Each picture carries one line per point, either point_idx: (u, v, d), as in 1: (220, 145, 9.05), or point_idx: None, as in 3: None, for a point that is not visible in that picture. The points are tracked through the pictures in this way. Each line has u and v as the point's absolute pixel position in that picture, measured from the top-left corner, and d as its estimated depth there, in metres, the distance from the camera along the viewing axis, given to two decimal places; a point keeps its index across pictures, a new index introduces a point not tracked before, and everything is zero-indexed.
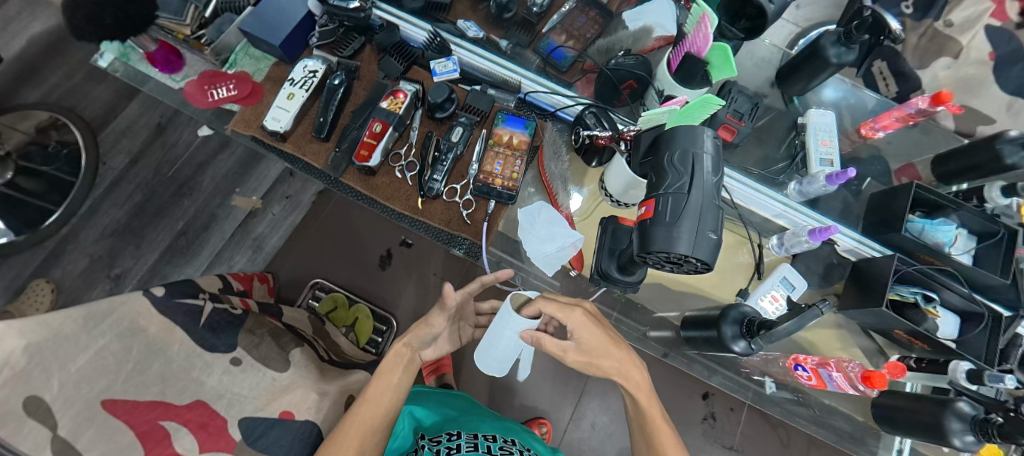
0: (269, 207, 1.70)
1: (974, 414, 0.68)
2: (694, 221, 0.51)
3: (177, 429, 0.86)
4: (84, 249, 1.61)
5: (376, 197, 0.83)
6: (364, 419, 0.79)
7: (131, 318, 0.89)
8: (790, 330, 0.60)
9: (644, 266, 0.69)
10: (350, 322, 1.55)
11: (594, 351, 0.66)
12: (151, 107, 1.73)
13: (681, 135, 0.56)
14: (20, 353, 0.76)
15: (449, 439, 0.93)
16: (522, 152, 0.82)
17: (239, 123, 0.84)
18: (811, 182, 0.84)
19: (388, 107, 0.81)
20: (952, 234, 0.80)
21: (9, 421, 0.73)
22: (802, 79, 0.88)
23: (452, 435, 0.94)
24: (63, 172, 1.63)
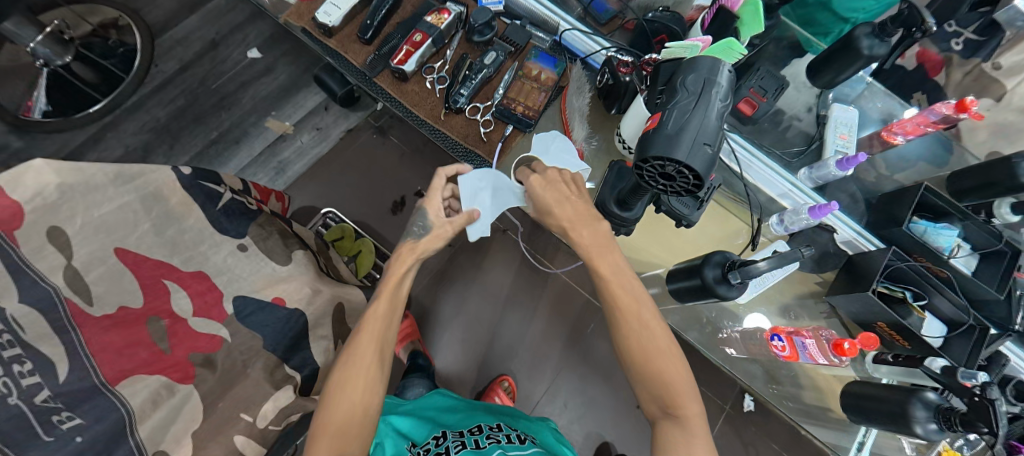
0: (299, 135, 1.73)
1: (938, 403, 0.69)
2: (694, 133, 0.55)
3: (177, 290, 0.93)
4: (121, 140, 1.67)
5: (403, 101, 0.89)
6: (373, 342, 0.71)
7: (158, 186, 0.93)
8: (764, 269, 0.63)
9: (641, 197, 0.72)
10: (353, 254, 1.53)
11: (546, 206, 0.71)
12: (210, 22, 1.81)
13: (699, 63, 0.59)
14: (53, 189, 0.84)
15: (436, 443, 0.92)
16: (548, 87, 0.87)
17: (293, 15, 0.91)
18: (823, 168, 0.87)
19: (432, 21, 0.87)
20: (953, 239, 0.81)
21: (34, 241, 0.83)
22: (832, 70, 0.90)
23: (438, 438, 0.93)
24: (117, 68, 1.70)
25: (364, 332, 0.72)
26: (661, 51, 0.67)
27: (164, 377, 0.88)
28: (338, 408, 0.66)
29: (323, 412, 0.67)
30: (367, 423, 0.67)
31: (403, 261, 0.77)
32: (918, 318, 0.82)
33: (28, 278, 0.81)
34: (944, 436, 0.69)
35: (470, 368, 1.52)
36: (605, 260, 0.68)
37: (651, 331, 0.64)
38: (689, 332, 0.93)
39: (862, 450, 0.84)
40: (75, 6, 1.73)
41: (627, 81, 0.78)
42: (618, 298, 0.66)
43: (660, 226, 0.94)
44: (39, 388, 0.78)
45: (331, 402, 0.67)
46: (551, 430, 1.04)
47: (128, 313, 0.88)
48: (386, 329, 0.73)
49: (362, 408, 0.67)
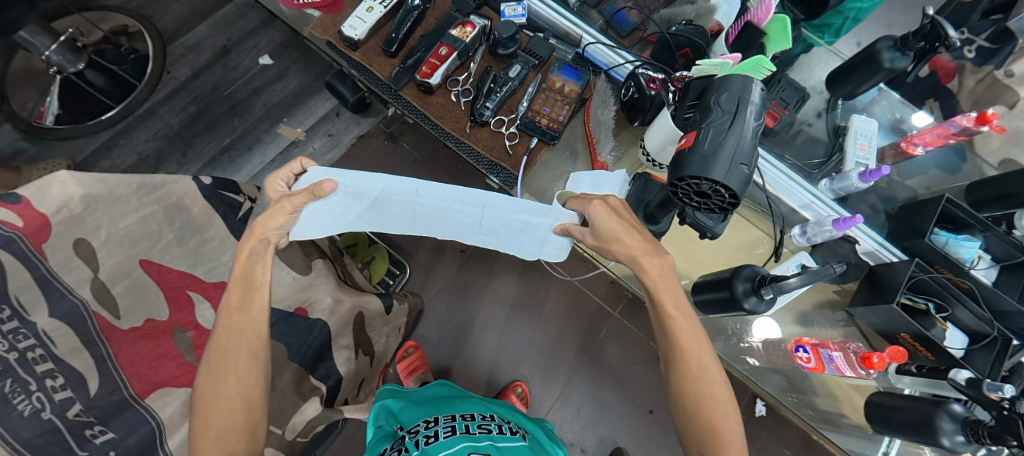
0: (311, 141, 1.74)
1: (964, 415, 0.72)
2: (729, 153, 0.56)
3: (200, 300, 0.93)
4: (134, 147, 1.67)
5: (428, 113, 0.90)
6: (236, 348, 0.68)
7: (179, 197, 0.92)
8: (797, 284, 0.67)
9: (669, 211, 0.74)
10: (367, 260, 1.53)
11: (610, 237, 0.69)
12: (221, 29, 1.81)
13: (732, 81, 0.60)
14: (79, 200, 0.83)
15: (426, 427, 0.95)
16: (571, 100, 0.88)
17: (317, 27, 0.92)
18: (844, 179, 0.88)
19: (456, 34, 0.88)
20: (974, 251, 0.82)
21: (61, 254, 0.83)
22: (852, 82, 0.91)
23: (428, 422, 0.96)
24: (129, 75, 1.70)
25: (221, 338, 0.69)
26: (692, 67, 0.68)
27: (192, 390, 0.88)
28: (216, 417, 0.66)
29: (200, 425, 0.66)
30: (253, 425, 0.67)
31: (251, 248, 0.72)
32: (941, 329, 0.82)
33: (57, 292, 0.82)
34: (969, 447, 0.72)
35: (484, 374, 1.53)
36: (669, 295, 0.68)
37: (711, 373, 0.66)
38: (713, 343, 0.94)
39: None
40: (88, 14, 1.72)
41: (654, 95, 0.79)
42: (682, 335, 0.67)
43: (684, 241, 0.95)
44: (71, 403, 0.80)
45: (205, 415, 0.66)
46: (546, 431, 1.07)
47: (153, 326, 0.89)
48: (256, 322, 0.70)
49: (242, 416, 0.67)
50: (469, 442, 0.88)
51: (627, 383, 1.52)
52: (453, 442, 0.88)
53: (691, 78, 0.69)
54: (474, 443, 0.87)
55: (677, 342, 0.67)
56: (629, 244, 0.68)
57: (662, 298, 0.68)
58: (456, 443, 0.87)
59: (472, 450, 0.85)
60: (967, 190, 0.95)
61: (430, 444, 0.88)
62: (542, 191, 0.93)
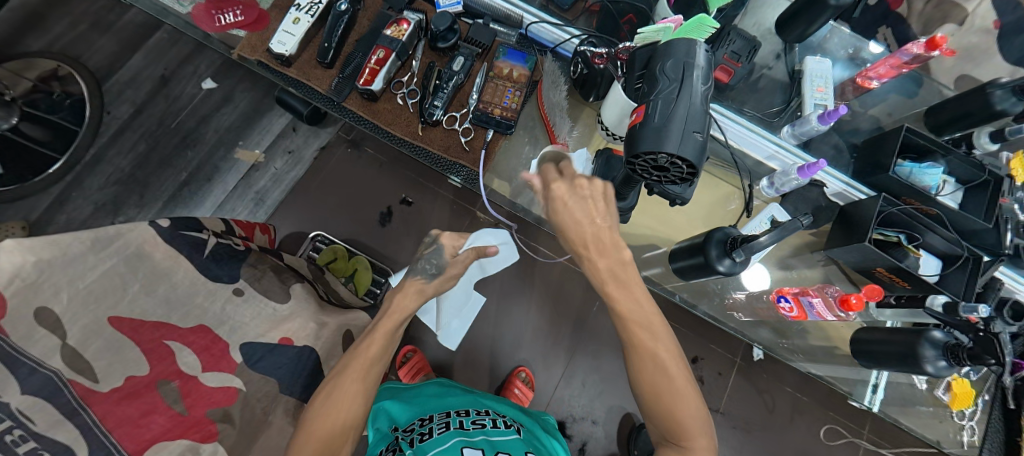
0: (272, 161, 1.67)
1: (945, 340, 0.74)
2: (682, 123, 0.55)
3: (181, 348, 0.90)
4: (88, 197, 1.60)
5: (377, 121, 0.86)
6: (362, 367, 0.76)
7: (138, 244, 0.88)
8: (769, 243, 0.67)
9: (634, 186, 0.72)
10: (349, 274, 1.49)
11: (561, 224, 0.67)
12: (155, 59, 1.72)
13: (676, 47, 0.58)
14: (31, 267, 0.78)
15: (421, 425, 0.98)
16: (521, 84, 0.85)
17: (245, 48, 0.87)
18: (805, 124, 0.88)
19: (392, 34, 0.84)
20: (939, 177, 0.82)
21: (22, 328, 0.78)
22: (801, 24, 0.90)
23: (422, 420, 1.00)
24: (68, 121, 1.61)
25: (359, 357, 0.77)
26: (634, 36, 0.65)
27: (187, 440, 0.87)
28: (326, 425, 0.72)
29: (313, 432, 0.71)
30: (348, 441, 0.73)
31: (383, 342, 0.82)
32: (915, 258, 0.83)
33: (24, 367, 0.78)
34: (951, 371, 0.74)
35: (486, 367, 1.53)
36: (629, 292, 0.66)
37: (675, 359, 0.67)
38: (700, 305, 0.98)
39: (877, 392, 0.95)
40: (9, 64, 1.61)
41: (602, 69, 0.76)
42: (643, 332, 0.67)
43: (656, 209, 0.94)
44: None
45: (320, 424, 0.72)
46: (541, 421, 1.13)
47: (135, 383, 0.85)
48: (389, 343, 0.81)
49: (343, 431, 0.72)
50: (462, 437, 0.91)
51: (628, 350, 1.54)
52: (448, 437, 0.91)
53: (634, 48, 0.67)
54: (467, 438, 0.90)
55: (639, 340, 0.67)
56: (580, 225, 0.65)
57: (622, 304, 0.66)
58: (448, 439, 0.90)
59: (464, 445, 0.87)
60: (928, 114, 0.95)
61: (424, 442, 0.91)
62: (509, 178, 0.92)
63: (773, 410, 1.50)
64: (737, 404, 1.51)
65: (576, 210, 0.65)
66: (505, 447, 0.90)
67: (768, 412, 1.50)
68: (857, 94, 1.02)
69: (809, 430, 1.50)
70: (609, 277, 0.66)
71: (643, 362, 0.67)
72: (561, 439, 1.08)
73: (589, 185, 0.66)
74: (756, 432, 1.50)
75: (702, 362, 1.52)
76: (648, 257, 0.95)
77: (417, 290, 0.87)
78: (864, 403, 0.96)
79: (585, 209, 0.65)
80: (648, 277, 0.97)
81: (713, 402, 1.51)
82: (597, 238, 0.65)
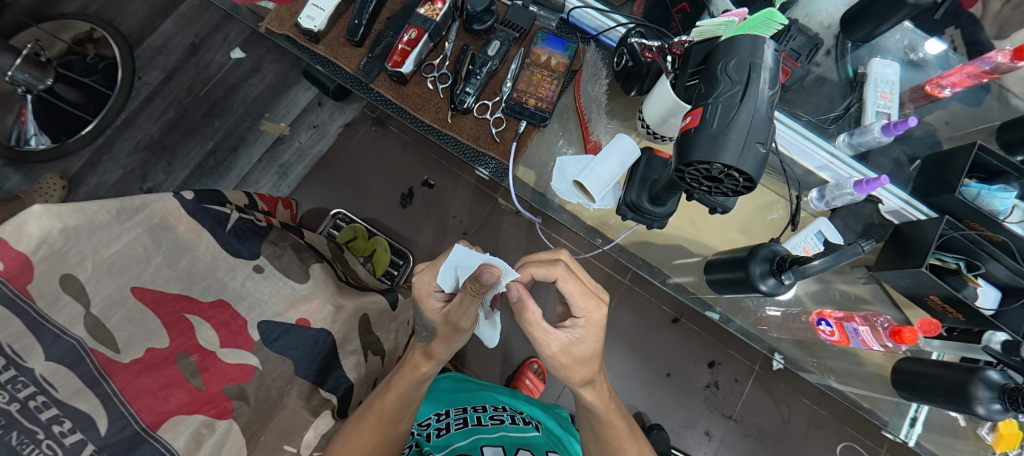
0: (297, 134, 1.66)
1: (1002, 383, 0.68)
2: (743, 131, 0.49)
3: (200, 323, 0.90)
4: (118, 161, 1.62)
5: (405, 105, 0.83)
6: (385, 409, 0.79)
7: (162, 216, 0.87)
8: (820, 268, 0.63)
9: (674, 195, 0.68)
10: (368, 254, 1.49)
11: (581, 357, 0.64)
12: (186, 26, 1.71)
13: (741, 45, 0.52)
14: (58, 233, 0.78)
15: (438, 419, 1.01)
16: (559, 74, 0.80)
17: (274, 22, 0.83)
18: (865, 134, 0.82)
19: (426, 13, 0.79)
20: (1010, 202, 0.75)
21: (48, 293, 0.78)
22: (871, 23, 0.83)
23: (440, 415, 1.02)
24: (101, 85, 1.61)
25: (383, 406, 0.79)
26: (692, 30, 0.61)
27: (203, 415, 0.87)
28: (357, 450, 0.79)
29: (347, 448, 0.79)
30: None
31: (408, 386, 0.77)
32: (974, 288, 0.77)
33: (50, 334, 0.79)
34: (1005, 415, 0.69)
35: (499, 356, 1.51)
36: (615, 410, 0.74)
37: (644, 447, 0.78)
38: (732, 321, 0.93)
39: (915, 426, 0.88)
40: (45, 25, 1.61)
41: (651, 62, 0.71)
42: (624, 439, 0.75)
43: (693, 212, 0.88)
44: (83, 443, 0.79)
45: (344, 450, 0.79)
46: (557, 417, 1.11)
47: (155, 355, 0.86)
48: (409, 393, 0.78)
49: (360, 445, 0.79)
50: (481, 433, 0.94)
51: (646, 349, 1.50)
52: (467, 435, 0.94)
53: (690, 42, 0.62)
54: (486, 435, 0.93)
55: (619, 445, 0.75)
56: (570, 355, 0.64)
57: (612, 420, 0.74)
58: (471, 435, 0.94)
59: (483, 442, 0.91)
60: (999, 131, 0.91)
61: (442, 437, 0.95)
62: (540, 171, 0.88)
63: (788, 421, 1.46)
64: (754, 413, 1.47)
65: (561, 343, 0.63)
66: (525, 445, 0.92)
67: (784, 423, 1.46)
68: (919, 103, 0.94)
69: (825, 445, 1.45)
70: (602, 404, 0.72)
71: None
72: (576, 435, 1.09)
73: (598, 311, 0.64)
74: (769, 442, 1.46)
75: (718, 367, 1.48)
76: (682, 263, 0.92)
77: (424, 354, 0.75)
78: (898, 435, 0.90)
79: (582, 343, 0.64)
80: (677, 284, 0.93)
81: (726, 408, 1.47)
82: (589, 374, 0.67)
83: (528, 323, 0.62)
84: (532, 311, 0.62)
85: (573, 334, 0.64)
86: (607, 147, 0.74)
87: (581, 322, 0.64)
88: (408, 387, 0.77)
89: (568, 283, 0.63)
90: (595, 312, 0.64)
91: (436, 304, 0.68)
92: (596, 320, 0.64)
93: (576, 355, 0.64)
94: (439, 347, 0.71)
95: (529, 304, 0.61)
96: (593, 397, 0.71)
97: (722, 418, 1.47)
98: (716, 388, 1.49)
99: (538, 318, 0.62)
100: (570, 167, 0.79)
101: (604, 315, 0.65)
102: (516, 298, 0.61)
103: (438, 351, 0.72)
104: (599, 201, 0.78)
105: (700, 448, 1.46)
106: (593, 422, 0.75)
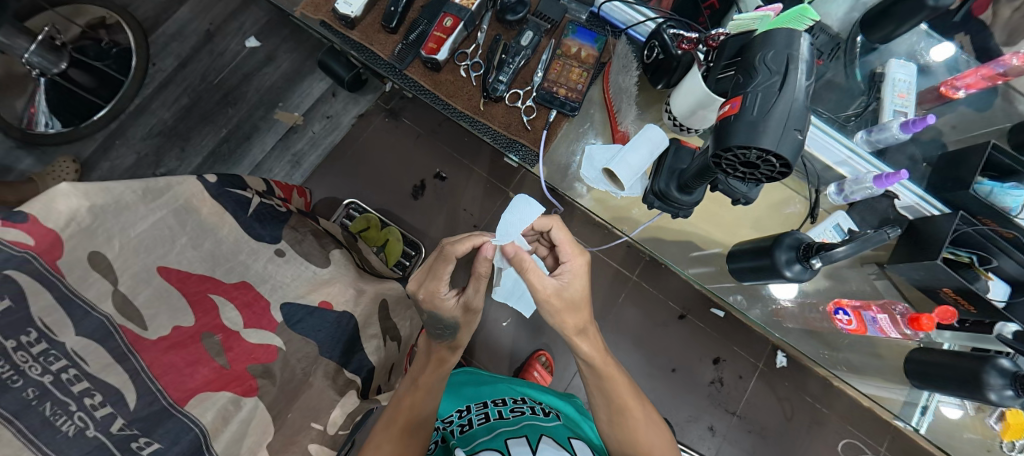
0: (310, 125, 1.67)
1: (1013, 370, 0.71)
2: (782, 119, 0.52)
3: (224, 303, 0.91)
4: (132, 146, 1.63)
5: (438, 92, 0.85)
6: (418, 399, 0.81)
7: (187, 198, 0.89)
8: (848, 254, 0.65)
9: (703, 182, 0.70)
10: (381, 243, 1.50)
11: (574, 301, 0.71)
12: (201, 14, 1.72)
13: (778, 37, 0.55)
14: (85, 211, 0.78)
15: (461, 415, 1.03)
16: (589, 66, 0.83)
17: (309, 7, 0.85)
18: (884, 130, 0.85)
19: (461, 2, 0.81)
20: (1022, 198, 0.78)
21: (77, 269, 0.79)
22: (893, 21, 0.85)
23: (462, 411, 1.04)
24: (113, 70, 1.61)
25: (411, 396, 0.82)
26: (728, 23, 0.63)
27: (229, 393, 0.88)
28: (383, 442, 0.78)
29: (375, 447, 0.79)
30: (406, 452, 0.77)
31: (436, 380, 0.83)
32: (985, 281, 0.80)
33: (79, 309, 0.79)
34: (1017, 402, 0.72)
35: (508, 348, 1.53)
36: (614, 365, 0.78)
37: (650, 412, 0.80)
38: (751, 309, 0.94)
39: (927, 414, 0.88)
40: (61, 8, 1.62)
41: (683, 54, 0.72)
42: (629, 400, 0.78)
43: (715, 205, 0.91)
44: (113, 418, 0.79)
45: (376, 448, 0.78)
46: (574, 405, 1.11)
47: (181, 333, 0.87)
48: (436, 389, 0.82)
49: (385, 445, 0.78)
50: (503, 426, 0.93)
51: (652, 344, 1.53)
52: (488, 430, 0.94)
53: (727, 34, 0.64)
54: (507, 428, 0.92)
55: (626, 406, 0.77)
56: (563, 298, 0.71)
57: (615, 379, 0.77)
58: (492, 429, 0.93)
59: (506, 436, 0.90)
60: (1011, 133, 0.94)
61: (465, 433, 0.96)
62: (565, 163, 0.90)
63: (791, 418, 1.49)
64: (757, 409, 1.50)
65: (554, 288, 0.70)
66: (549, 432, 0.92)
67: (786, 419, 1.48)
68: (933, 104, 0.97)
69: (826, 443, 1.47)
70: (599, 358, 0.77)
71: (630, 423, 0.78)
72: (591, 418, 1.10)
73: (580, 258, 0.73)
74: (771, 438, 1.48)
75: (723, 363, 1.51)
76: (699, 255, 0.94)
77: (448, 349, 0.81)
78: (910, 424, 0.90)
79: (570, 287, 0.71)
80: (694, 276, 0.94)
81: (730, 404, 1.50)
82: (581, 321, 0.73)
83: (523, 270, 0.70)
84: (528, 261, 0.69)
85: (561, 281, 0.71)
86: (635, 140, 0.76)
87: (568, 268, 0.73)
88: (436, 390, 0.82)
89: (558, 230, 0.73)
90: (578, 260, 0.73)
91: (446, 299, 0.77)
92: (579, 267, 0.73)
93: (568, 299, 0.71)
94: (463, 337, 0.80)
95: (524, 255, 0.69)
96: (588, 348, 0.76)
97: (726, 414, 1.50)
98: (720, 383, 1.51)
99: (533, 264, 0.70)
100: (599, 155, 0.81)
101: (586, 263, 0.74)
102: (512, 254, 0.70)
103: (463, 341, 0.80)
104: (628, 189, 0.80)
105: (704, 443, 1.48)
106: (599, 385, 0.78)
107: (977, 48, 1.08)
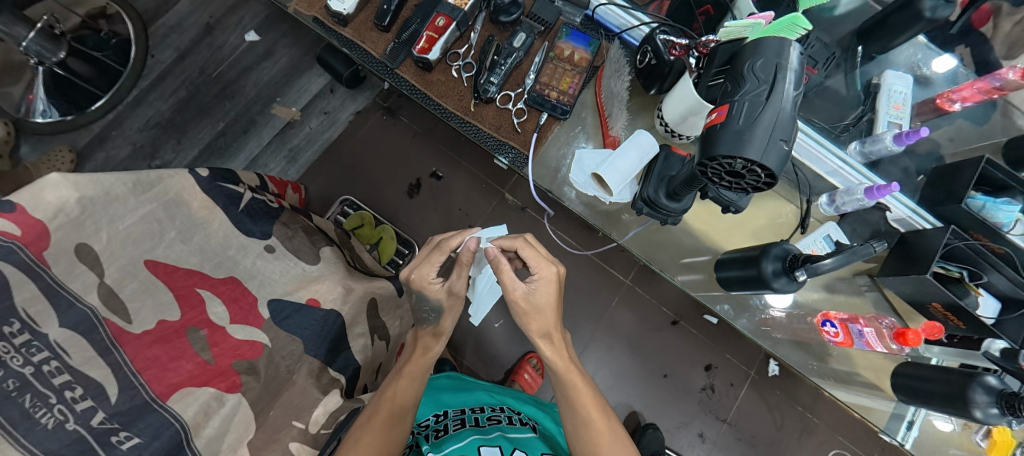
0: (307, 120, 1.67)
1: (1000, 388, 0.70)
2: (768, 129, 0.51)
3: (211, 298, 0.91)
4: (128, 137, 1.62)
5: (429, 92, 0.84)
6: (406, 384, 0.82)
7: (177, 191, 0.89)
8: (831, 267, 0.65)
9: (692, 190, 0.69)
10: (374, 241, 1.50)
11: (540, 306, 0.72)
12: (201, 6, 1.71)
13: (767, 46, 0.54)
14: (74, 203, 0.78)
15: (436, 421, 1.01)
16: (581, 69, 0.82)
17: (302, 2, 0.84)
18: (877, 142, 0.84)
19: (454, 2, 0.81)
20: (1014, 215, 0.77)
21: (63, 260, 0.78)
22: (889, 33, 0.87)
23: (438, 415, 1.03)
24: (113, 60, 1.61)
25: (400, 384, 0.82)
26: (719, 30, 0.62)
27: (213, 388, 0.87)
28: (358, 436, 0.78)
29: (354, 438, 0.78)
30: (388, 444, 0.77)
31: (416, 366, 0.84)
32: (975, 297, 0.79)
33: (64, 301, 0.79)
34: (1002, 420, 0.71)
35: (499, 350, 1.52)
36: (574, 369, 0.77)
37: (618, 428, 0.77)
38: (738, 320, 0.94)
39: (911, 429, 0.88)
40: None
41: (675, 60, 0.72)
42: (590, 408, 0.76)
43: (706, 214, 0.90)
44: (94, 411, 0.79)
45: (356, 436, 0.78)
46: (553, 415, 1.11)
47: (166, 327, 0.87)
48: (421, 376, 0.83)
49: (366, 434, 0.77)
50: (477, 435, 0.92)
51: (644, 349, 1.52)
52: (461, 437, 0.92)
53: (716, 41, 0.64)
54: (483, 436, 0.92)
55: (588, 417, 0.75)
56: (529, 302, 0.72)
57: (576, 386, 0.76)
58: (464, 437, 0.92)
59: (480, 443, 0.89)
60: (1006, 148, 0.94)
61: (439, 438, 0.93)
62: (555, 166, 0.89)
63: (781, 427, 1.48)
64: (748, 417, 1.49)
65: (522, 291, 0.71)
66: (522, 445, 0.91)
67: (777, 428, 1.48)
68: (929, 116, 0.97)
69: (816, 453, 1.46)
70: (562, 362, 0.76)
71: (594, 436, 0.75)
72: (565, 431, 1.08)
73: (549, 268, 0.72)
74: (761, 447, 1.47)
75: (714, 370, 1.50)
76: (688, 262, 0.93)
77: (432, 332, 0.84)
78: (894, 438, 0.90)
79: (537, 293, 0.71)
80: (683, 283, 0.94)
81: (720, 411, 1.49)
82: (546, 326, 0.74)
83: (498, 272, 0.71)
84: (502, 263, 0.71)
85: (530, 286, 0.71)
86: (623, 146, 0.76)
87: (539, 277, 0.71)
88: (409, 379, 0.82)
89: (524, 249, 0.73)
90: (547, 267, 0.72)
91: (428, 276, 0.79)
92: (548, 275, 0.71)
93: (534, 303, 0.72)
94: (432, 316, 0.81)
95: (502, 258, 0.71)
96: (551, 353, 0.76)
97: (717, 421, 1.49)
98: (711, 390, 1.51)
99: (507, 267, 0.71)
100: (589, 160, 0.84)
101: (555, 273, 0.73)
102: (491, 256, 0.72)
103: (435, 321, 0.81)
104: (616, 195, 0.81)
105: (693, 450, 1.47)
106: (562, 388, 0.77)
107: (977, 61, 1.07)
